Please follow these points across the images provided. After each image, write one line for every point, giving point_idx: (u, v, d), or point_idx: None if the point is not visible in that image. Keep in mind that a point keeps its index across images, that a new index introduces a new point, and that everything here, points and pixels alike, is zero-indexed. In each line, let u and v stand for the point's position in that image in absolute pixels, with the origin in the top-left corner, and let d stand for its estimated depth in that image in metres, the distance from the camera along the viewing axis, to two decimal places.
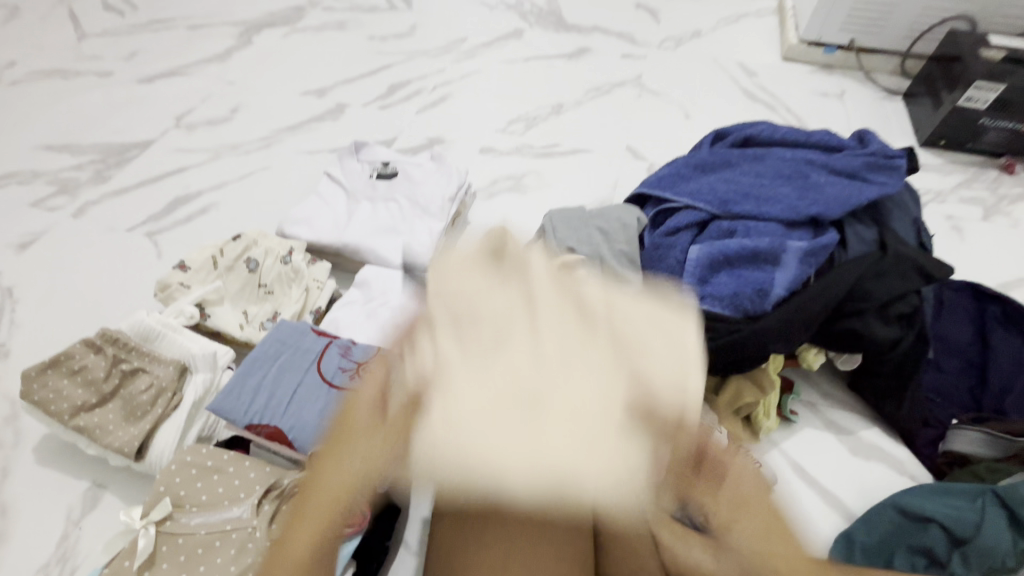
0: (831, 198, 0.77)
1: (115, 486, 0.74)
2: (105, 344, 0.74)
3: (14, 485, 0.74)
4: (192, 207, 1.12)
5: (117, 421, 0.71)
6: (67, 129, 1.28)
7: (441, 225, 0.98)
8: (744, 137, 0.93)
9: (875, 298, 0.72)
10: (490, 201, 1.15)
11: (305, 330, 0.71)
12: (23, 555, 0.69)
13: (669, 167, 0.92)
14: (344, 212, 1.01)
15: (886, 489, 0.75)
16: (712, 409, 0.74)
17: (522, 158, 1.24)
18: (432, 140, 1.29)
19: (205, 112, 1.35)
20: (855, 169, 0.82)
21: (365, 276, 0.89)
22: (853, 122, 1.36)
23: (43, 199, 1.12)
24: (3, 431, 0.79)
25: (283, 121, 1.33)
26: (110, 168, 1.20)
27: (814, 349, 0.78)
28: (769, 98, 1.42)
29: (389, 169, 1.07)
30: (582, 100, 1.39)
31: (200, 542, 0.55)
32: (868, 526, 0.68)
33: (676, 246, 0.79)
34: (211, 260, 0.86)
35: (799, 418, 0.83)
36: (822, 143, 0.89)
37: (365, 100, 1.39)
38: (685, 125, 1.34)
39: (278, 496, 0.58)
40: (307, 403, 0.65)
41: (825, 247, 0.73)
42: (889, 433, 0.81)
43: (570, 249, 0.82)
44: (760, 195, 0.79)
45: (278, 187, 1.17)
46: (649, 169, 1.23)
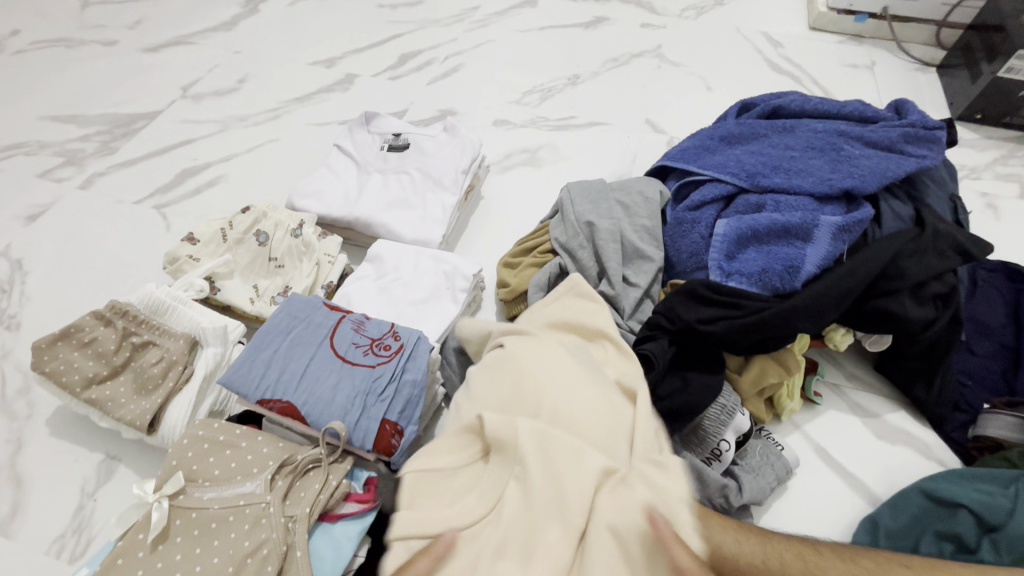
0: (866, 171, 0.73)
1: (129, 459, 0.74)
2: (114, 316, 0.73)
3: (28, 455, 0.74)
4: (200, 179, 1.10)
5: (129, 394, 0.71)
6: (73, 98, 1.26)
7: (455, 199, 0.95)
8: (772, 108, 0.89)
9: (911, 277, 0.68)
10: (504, 174, 1.12)
11: (317, 304, 0.70)
12: (38, 525, 0.69)
13: (692, 140, 0.88)
14: (354, 185, 0.99)
15: (910, 473, 0.74)
16: (734, 391, 0.72)
17: (537, 131, 1.20)
18: (444, 111, 1.25)
19: (212, 82, 1.32)
20: (892, 141, 0.77)
21: (378, 251, 0.87)
22: (884, 94, 1.30)
23: (51, 171, 1.11)
24: (17, 402, 0.79)
25: (291, 92, 1.29)
26: (117, 139, 1.18)
27: (842, 329, 0.75)
28: (795, 68, 1.36)
29: (400, 142, 1.04)
30: (599, 71, 1.34)
31: (213, 517, 0.54)
32: (895, 510, 0.67)
33: (700, 221, 0.76)
34: (220, 233, 0.84)
35: (823, 399, 0.81)
36: (855, 115, 0.84)
37: (375, 70, 1.34)
38: (707, 96, 1.29)
39: (292, 472, 0.57)
40: (319, 379, 0.63)
41: (860, 221, 0.70)
42: (915, 416, 0.79)
43: (590, 224, 0.80)
44: (790, 168, 0.76)
45: (287, 159, 1.14)
46: (669, 143, 1.19)
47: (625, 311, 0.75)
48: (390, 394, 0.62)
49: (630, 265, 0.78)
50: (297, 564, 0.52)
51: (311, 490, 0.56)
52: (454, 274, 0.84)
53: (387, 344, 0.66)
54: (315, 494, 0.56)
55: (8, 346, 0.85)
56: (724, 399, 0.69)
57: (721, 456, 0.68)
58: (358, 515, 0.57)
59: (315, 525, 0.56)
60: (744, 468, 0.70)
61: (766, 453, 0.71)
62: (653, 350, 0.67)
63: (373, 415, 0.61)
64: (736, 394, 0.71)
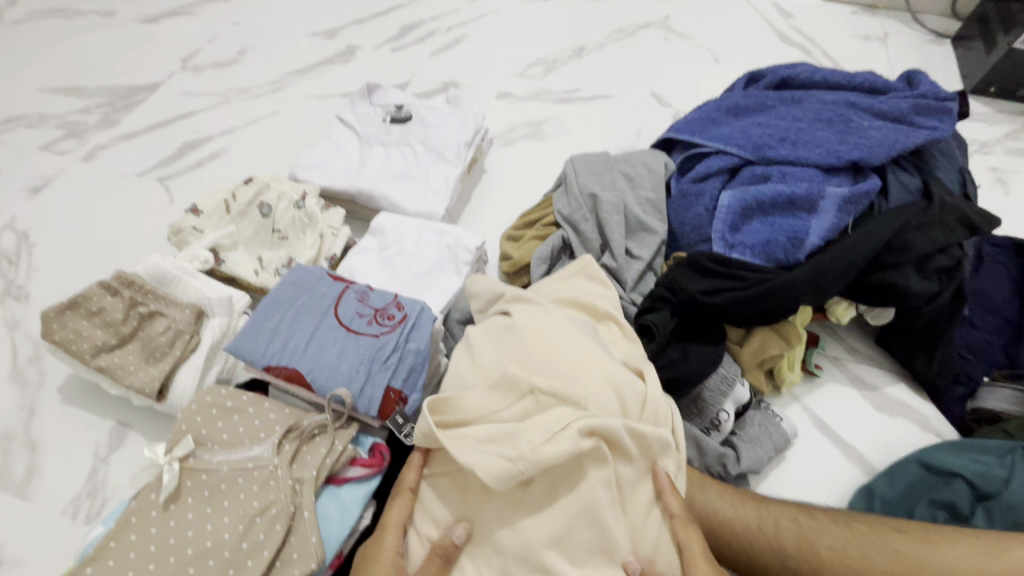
0: (875, 143, 0.72)
1: (140, 426, 0.76)
2: (121, 286, 0.73)
3: (42, 422, 0.76)
4: (202, 152, 1.10)
5: (138, 362, 0.72)
6: (73, 70, 1.25)
7: (458, 172, 0.95)
8: (780, 79, 0.87)
9: (916, 250, 0.67)
10: (507, 148, 1.11)
11: (322, 275, 0.70)
12: (53, 488, 0.71)
13: (698, 112, 0.86)
14: (357, 157, 0.98)
15: (908, 444, 0.74)
16: (735, 362, 0.72)
17: (541, 104, 1.19)
18: (447, 83, 1.23)
19: (212, 53, 1.30)
20: (902, 112, 0.76)
21: (381, 224, 0.88)
22: (896, 67, 1.27)
23: (53, 143, 1.11)
24: (28, 371, 0.80)
25: (292, 64, 1.27)
26: (118, 111, 1.17)
27: (845, 302, 0.75)
28: (806, 40, 1.33)
29: (403, 113, 1.03)
30: (604, 43, 1.32)
31: (222, 479, 0.56)
32: (892, 480, 0.68)
33: (705, 193, 0.75)
34: (224, 205, 0.83)
35: (823, 372, 0.81)
36: (866, 86, 0.83)
37: (377, 42, 1.32)
38: (715, 69, 1.26)
39: (299, 437, 0.58)
40: (324, 347, 0.64)
41: (866, 193, 0.69)
42: (915, 389, 0.79)
43: (594, 196, 0.80)
44: (798, 139, 0.75)
45: (289, 132, 1.14)
46: (675, 116, 1.17)
47: (627, 283, 0.75)
48: (394, 362, 0.63)
49: (634, 238, 0.78)
50: (303, 523, 0.53)
51: (317, 455, 0.57)
52: (457, 247, 0.84)
53: (391, 314, 0.67)
54: (321, 459, 0.57)
55: (18, 316, 0.86)
56: (724, 369, 0.70)
57: (720, 426, 0.69)
58: (363, 479, 0.59)
59: (322, 489, 0.57)
60: (743, 438, 0.70)
61: (767, 424, 0.72)
62: (655, 321, 0.67)
63: (377, 382, 0.62)
64: (737, 365, 0.72)
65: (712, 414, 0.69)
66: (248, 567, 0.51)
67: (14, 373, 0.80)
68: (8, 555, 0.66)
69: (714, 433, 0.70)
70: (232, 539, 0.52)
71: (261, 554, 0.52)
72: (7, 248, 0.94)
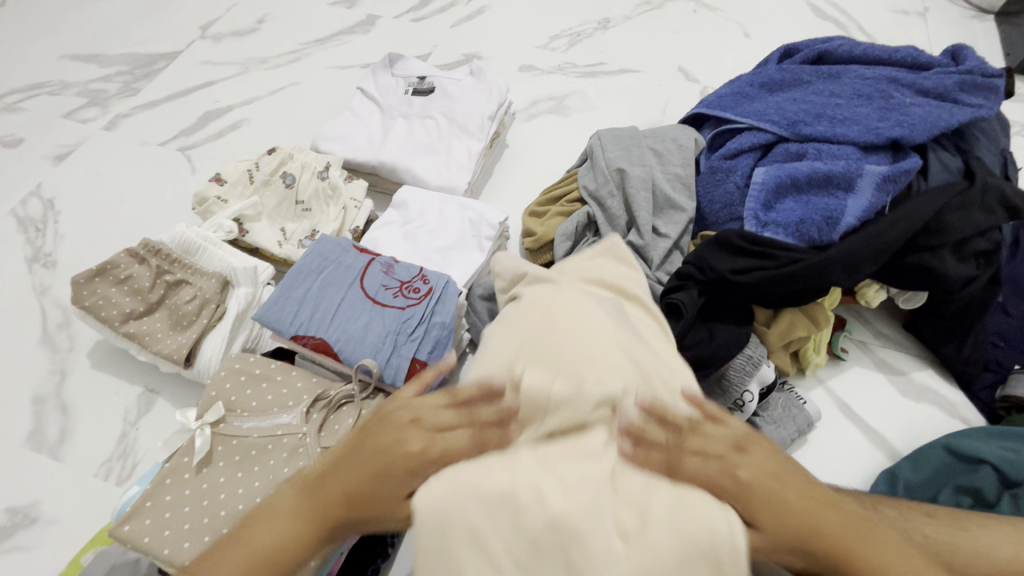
0: (916, 120, 0.69)
1: (168, 392, 0.77)
2: (148, 254, 0.74)
3: (72, 385, 0.78)
4: (223, 122, 1.09)
5: (165, 329, 0.73)
6: (93, 38, 1.24)
7: (481, 146, 0.93)
8: (817, 53, 0.84)
9: (955, 233, 0.66)
10: (530, 123, 1.09)
11: (346, 247, 0.70)
12: (85, 449, 0.73)
13: (730, 86, 0.84)
14: (379, 129, 0.97)
15: (933, 429, 0.74)
16: (761, 343, 0.71)
17: (565, 78, 1.16)
18: (469, 56, 1.21)
19: (232, 22, 1.28)
20: (946, 89, 0.73)
21: (403, 197, 0.87)
22: (936, 43, 1.22)
23: (76, 111, 1.11)
24: (58, 336, 0.82)
25: (311, 34, 1.25)
26: (139, 80, 1.16)
27: (876, 286, 0.73)
28: (841, 14, 1.28)
29: (425, 85, 1.02)
30: (630, 15, 1.28)
31: (253, 445, 0.56)
32: (915, 465, 0.67)
33: (736, 170, 0.74)
34: (247, 174, 0.84)
35: (849, 355, 0.80)
36: (908, 61, 0.80)
37: (397, 12, 1.29)
38: (745, 43, 1.22)
39: (326, 406, 0.59)
40: (350, 318, 0.64)
41: (906, 172, 0.67)
42: (942, 374, 0.78)
43: (621, 171, 0.78)
44: (835, 116, 0.72)
45: (310, 103, 1.12)
46: (703, 92, 1.14)
47: (654, 261, 0.74)
48: (420, 335, 0.63)
49: (661, 215, 0.77)
50: None
51: (344, 424, 0.58)
52: (479, 222, 0.83)
53: (417, 287, 0.66)
54: (351, 427, 0.58)
55: (47, 283, 0.87)
56: (750, 349, 0.69)
57: (743, 407, 0.69)
58: None
59: None
60: (766, 419, 0.70)
61: (789, 406, 0.72)
62: (683, 299, 0.66)
63: (403, 354, 0.62)
64: (763, 346, 0.71)
65: (736, 394, 0.69)
66: None
67: (45, 337, 0.82)
68: (45, 512, 0.69)
69: (737, 414, 0.69)
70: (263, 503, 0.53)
71: None
72: (34, 215, 0.95)
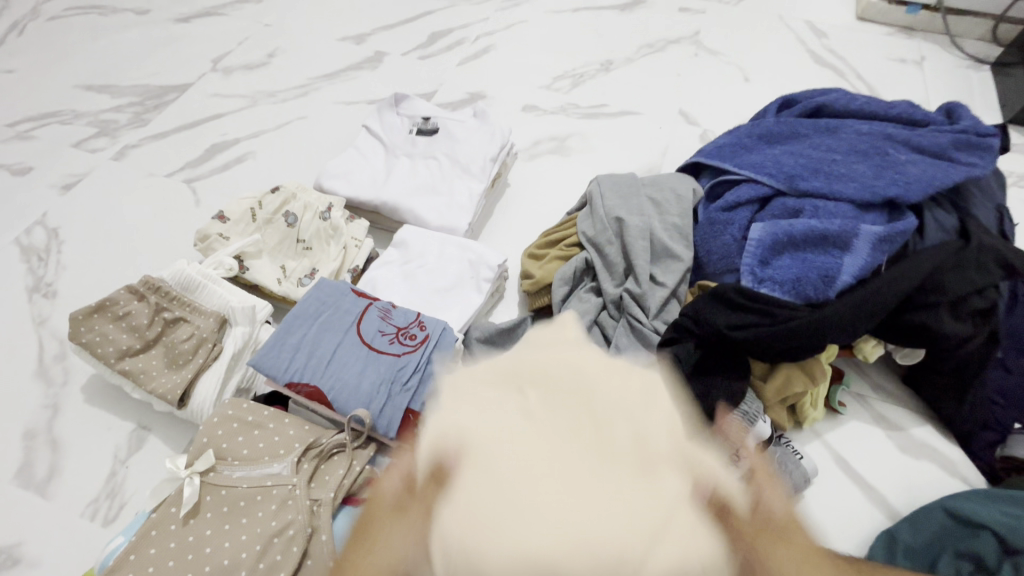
0: (912, 178, 0.70)
1: (160, 429, 0.77)
2: (148, 292, 0.75)
3: (64, 420, 0.77)
4: (230, 155, 1.11)
5: (160, 367, 0.73)
6: (106, 68, 1.27)
7: (482, 187, 0.94)
8: (814, 107, 0.86)
9: (951, 292, 0.66)
10: (532, 162, 1.10)
11: (345, 291, 0.70)
12: (74, 488, 0.72)
13: (729, 137, 0.85)
14: (382, 168, 0.98)
15: (934, 489, 0.73)
16: (757, 398, 0.71)
17: (567, 118, 1.18)
18: (474, 94, 1.23)
19: (243, 55, 1.31)
20: (941, 148, 0.74)
21: (404, 237, 0.88)
22: (932, 91, 1.25)
23: (85, 140, 1.12)
24: (53, 369, 0.82)
25: (320, 69, 1.28)
26: (150, 111, 1.19)
27: (874, 340, 0.73)
28: (839, 61, 1.30)
29: (429, 126, 1.03)
30: (632, 58, 1.30)
31: (241, 495, 0.56)
32: (914, 528, 0.67)
33: (733, 223, 0.74)
34: (250, 212, 0.85)
35: (847, 409, 0.79)
36: (905, 117, 0.81)
37: (405, 49, 1.32)
38: (745, 88, 1.25)
39: (317, 455, 0.59)
40: (346, 364, 0.64)
41: (902, 232, 0.68)
42: (940, 430, 0.77)
43: (620, 220, 0.79)
44: (832, 172, 0.73)
45: (316, 137, 1.14)
46: (703, 135, 1.15)
47: (650, 310, 0.74)
48: (414, 384, 0.63)
49: (659, 264, 0.77)
50: (320, 547, 0.54)
51: (335, 475, 0.58)
52: (479, 263, 0.84)
53: (413, 333, 0.67)
54: (339, 477, 0.58)
55: (46, 314, 0.87)
56: (747, 405, 0.68)
57: None
58: None
59: (339, 508, 0.57)
60: None
61: (786, 461, 0.71)
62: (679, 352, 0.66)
63: (397, 404, 0.62)
64: (759, 401, 0.70)
65: None
66: None
67: (40, 370, 0.82)
68: (28, 553, 0.68)
69: None
70: (249, 558, 0.52)
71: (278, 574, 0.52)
72: (37, 244, 0.96)
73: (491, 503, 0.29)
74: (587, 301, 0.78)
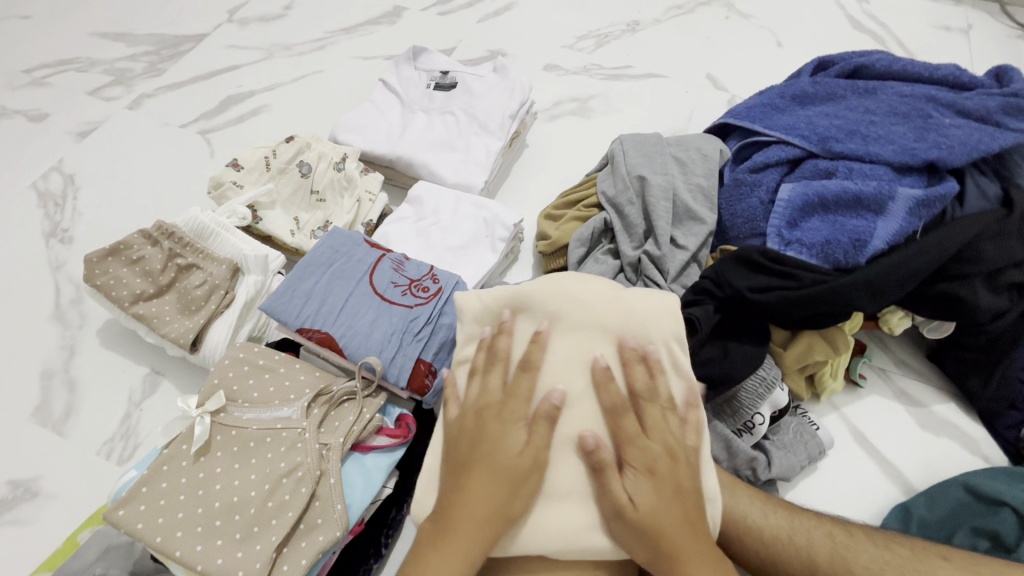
0: (955, 142, 0.67)
1: (173, 375, 0.77)
2: (161, 237, 0.74)
3: (80, 362, 0.78)
4: (245, 107, 1.09)
5: (173, 313, 0.73)
6: (121, 16, 1.25)
7: (499, 145, 0.92)
8: (853, 67, 0.81)
9: (988, 263, 0.63)
10: (551, 123, 1.07)
11: (358, 241, 0.69)
12: (90, 428, 0.73)
13: (760, 97, 0.81)
14: (398, 122, 0.96)
15: (952, 466, 0.71)
16: (776, 365, 0.69)
17: (590, 79, 1.14)
18: (494, 52, 1.19)
19: (259, 7, 1.28)
20: (987, 111, 0.70)
21: (418, 193, 0.86)
22: (978, 60, 1.18)
23: (100, 89, 1.11)
24: (70, 312, 0.82)
25: (337, 22, 1.25)
26: (165, 61, 1.17)
27: (900, 312, 0.71)
28: (878, 27, 1.24)
29: (448, 80, 1.00)
30: (661, 19, 1.25)
31: (252, 436, 0.56)
32: (931, 502, 0.65)
33: (761, 185, 0.71)
34: (264, 161, 0.83)
35: (867, 383, 0.77)
36: (950, 80, 0.76)
37: (424, 4, 1.28)
38: (777, 53, 1.19)
39: (327, 401, 0.58)
40: (357, 314, 0.64)
41: (942, 197, 0.64)
42: (964, 408, 0.75)
43: (642, 179, 0.76)
44: (869, 134, 0.70)
45: (332, 92, 1.12)
46: (730, 101, 1.11)
47: (669, 273, 0.72)
48: (427, 335, 0.63)
49: (680, 226, 0.75)
50: (329, 489, 0.54)
51: (345, 422, 0.57)
52: (494, 222, 0.82)
53: (426, 286, 0.66)
54: (350, 424, 0.57)
55: (62, 259, 0.88)
56: (765, 371, 0.66)
57: (753, 429, 0.67)
58: (389, 448, 0.58)
59: (348, 454, 0.57)
60: (776, 443, 0.68)
61: (801, 431, 0.69)
62: (698, 313, 0.64)
63: (408, 354, 0.61)
64: (778, 368, 0.68)
65: (746, 416, 0.67)
66: (273, 526, 0.51)
67: (57, 313, 0.82)
68: (45, 487, 0.69)
69: (746, 436, 0.68)
70: (258, 497, 0.52)
71: (286, 515, 0.52)
72: (53, 191, 0.96)
73: (490, 455, 0.49)
74: (603, 262, 0.76)
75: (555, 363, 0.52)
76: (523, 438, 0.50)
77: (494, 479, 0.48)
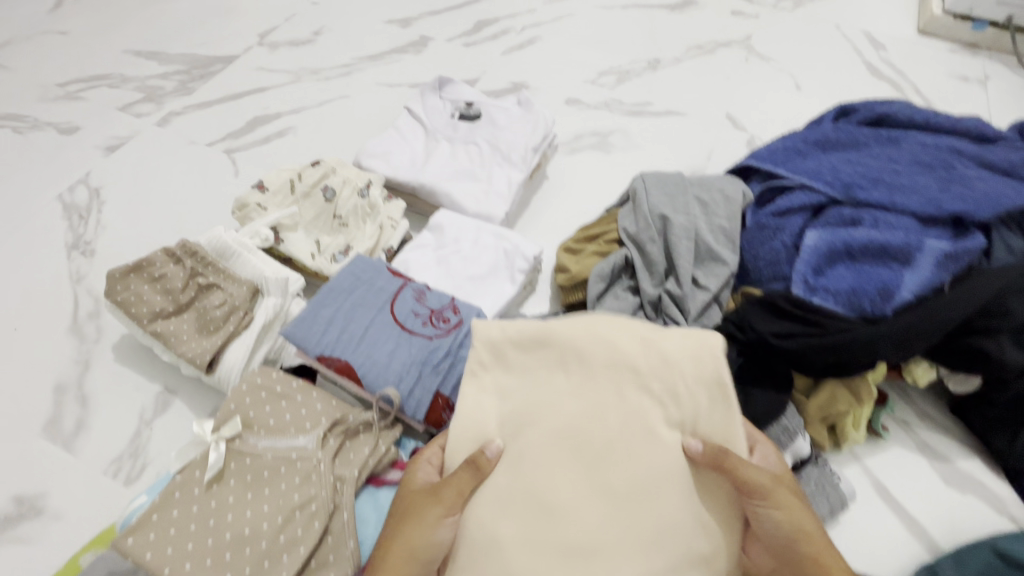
0: (981, 196, 0.67)
1: (186, 394, 0.77)
2: (184, 255, 0.74)
3: (94, 377, 0.78)
4: (271, 128, 1.11)
5: (191, 332, 0.72)
6: (155, 36, 1.28)
7: (521, 177, 0.93)
8: (876, 115, 0.81)
9: (1016, 319, 0.62)
10: (572, 156, 1.08)
11: (380, 269, 0.69)
12: (99, 445, 0.72)
13: (783, 141, 0.82)
14: (422, 150, 0.97)
15: (979, 526, 0.68)
16: (799, 414, 0.68)
17: (611, 115, 1.15)
18: (517, 85, 1.21)
19: (290, 32, 1.31)
20: (1014, 166, 0.70)
21: (439, 221, 0.86)
22: (996, 111, 1.19)
23: (132, 105, 1.14)
24: (87, 326, 0.82)
25: (364, 49, 1.28)
26: (195, 80, 1.20)
27: (924, 364, 0.69)
28: (896, 74, 1.26)
29: (472, 111, 1.01)
30: (681, 58, 1.27)
31: (266, 466, 0.55)
32: (958, 564, 0.63)
33: (785, 229, 0.71)
34: (290, 184, 0.84)
35: (889, 435, 0.75)
36: (974, 132, 0.77)
37: (450, 35, 1.31)
38: (796, 96, 1.21)
39: (343, 433, 0.58)
40: (377, 344, 0.63)
41: (968, 251, 0.64)
42: (991, 465, 0.73)
43: (664, 218, 0.77)
44: (895, 183, 0.70)
45: (357, 117, 1.14)
46: (749, 141, 1.12)
47: (690, 313, 0.72)
48: (446, 368, 0.62)
49: (702, 266, 0.75)
50: (342, 525, 0.53)
51: (362, 453, 0.57)
52: (513, 253, 0.82)
53: (446, 317, 0.65)
54: (365, 455, 0.57)
55: (83, 271, 0.88)
56: (787, 420, 0.65)
57: None
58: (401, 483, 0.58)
59: (362, 487, 0.57)
60: None
61: (823, 482, 0.68)
62: None
63: (426, 387, 0.61)
64: (801, 417, 0.67)
65: None
66: (284, 562, 0.50)
67: (74, 326, 0.82)
68: (51, 505, 0.68)
69: None
70: (271, 529, 0.51)
71: (297, 549, 0.51)
72: (79, 203, 0.97)
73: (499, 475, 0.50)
74: (623, 299, 0.76)
75: (570, 391, 0.51)
76: (533, 461, 0.50)
77: (504, 495, 0.49)
